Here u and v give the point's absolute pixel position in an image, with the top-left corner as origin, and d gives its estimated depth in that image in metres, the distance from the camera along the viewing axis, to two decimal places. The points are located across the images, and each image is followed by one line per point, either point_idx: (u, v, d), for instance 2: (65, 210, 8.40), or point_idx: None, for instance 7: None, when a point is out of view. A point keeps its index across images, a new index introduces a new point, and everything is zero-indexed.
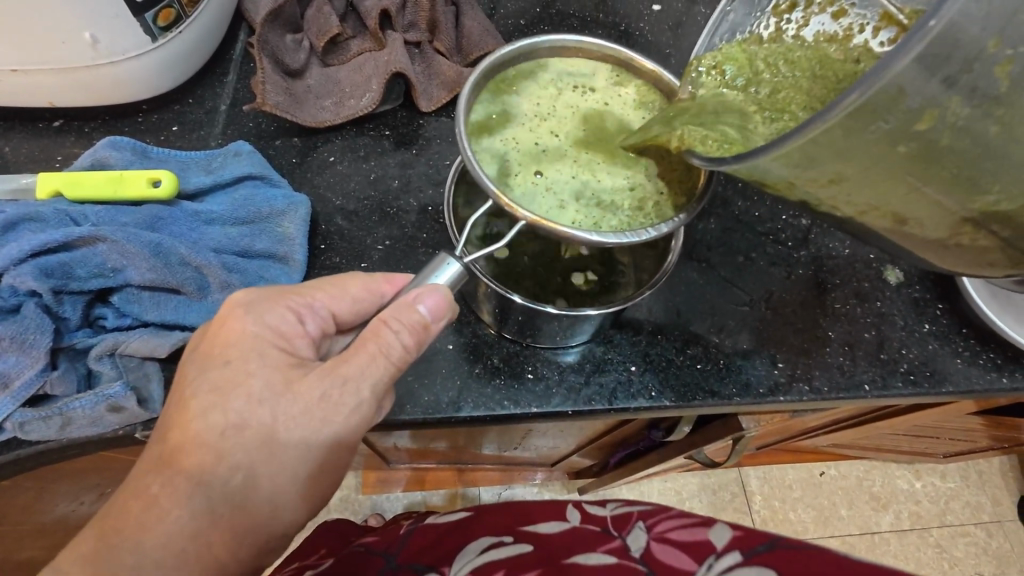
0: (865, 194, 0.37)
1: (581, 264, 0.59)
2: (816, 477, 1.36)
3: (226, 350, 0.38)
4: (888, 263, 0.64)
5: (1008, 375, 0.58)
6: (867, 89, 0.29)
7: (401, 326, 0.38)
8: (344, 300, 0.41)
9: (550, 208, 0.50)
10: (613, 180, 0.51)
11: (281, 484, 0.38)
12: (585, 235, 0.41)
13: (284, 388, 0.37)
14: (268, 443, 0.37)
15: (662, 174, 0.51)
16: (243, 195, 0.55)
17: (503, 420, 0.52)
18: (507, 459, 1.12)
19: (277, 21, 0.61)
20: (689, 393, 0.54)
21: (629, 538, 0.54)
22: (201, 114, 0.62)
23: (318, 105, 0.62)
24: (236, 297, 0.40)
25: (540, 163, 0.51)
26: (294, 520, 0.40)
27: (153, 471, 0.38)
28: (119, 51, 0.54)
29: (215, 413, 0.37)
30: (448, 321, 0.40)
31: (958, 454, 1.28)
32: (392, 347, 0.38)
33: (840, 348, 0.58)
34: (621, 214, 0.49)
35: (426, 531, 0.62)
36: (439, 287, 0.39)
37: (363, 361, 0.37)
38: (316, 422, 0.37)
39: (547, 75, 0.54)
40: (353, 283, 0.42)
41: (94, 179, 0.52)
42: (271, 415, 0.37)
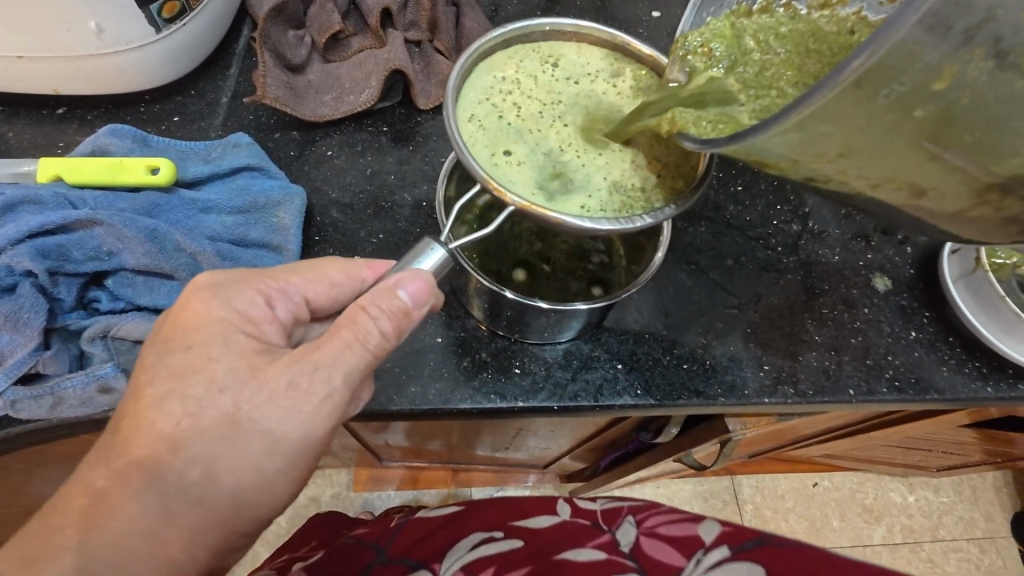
0: (876, 167, 0.36)
1: (570, 265, 0.60)
2: (808, 487, 1.36)
3: (188, 336, 0.37)
4: (877, 270, 0.64)
5: (993, 384, 0.59)
6: (871, 55, 0.29)
7: (380, 312, 0.37)
8: (321, 285, 0.42)
9: (538, 190, 0.49)
10: (604, 167, 0.51)
11: (244, 478, 0.37)
12: (574, 220, 0.41)
13: (249, 375, 0.37)
14: (228, 435, 0.36)
15: (655, 166, 0.51)
16: (241, 185, 0.56)
17: (489, 414, 0.53)
18: (499, 460, 1.12)
19: (280, 17, 0.62)
20: (674, 392, 0.55)
21: (618, 533, 0.55)
22: (202, 105, 0.63)
23: (318, 100, 0.63)
24: (200, 279, 0.39)
25: (531, 149, 0.51)
26: (261, 515, 0.39)
27: (101, 466, 0.36)
28: (123, 41, 0.55)
29: (172, 403, 0.36)
30: (429, 308, 0.39)
31: (951, 468, 1.28)
32: (370, 334, 0.37)
33: (825, 352, 0.59)
34: (610, 201, 0.50)
35: (416, 524, 0.61)
36: (422, 272, 0.39)
37: (337, 347, 0.37)
38: (282, 411, 0.36)
39: (543, 60, 0.54)
40: (331, 267, 0.42)
41: (93, 165, 0.53)
42: (233, 403, 0.36)
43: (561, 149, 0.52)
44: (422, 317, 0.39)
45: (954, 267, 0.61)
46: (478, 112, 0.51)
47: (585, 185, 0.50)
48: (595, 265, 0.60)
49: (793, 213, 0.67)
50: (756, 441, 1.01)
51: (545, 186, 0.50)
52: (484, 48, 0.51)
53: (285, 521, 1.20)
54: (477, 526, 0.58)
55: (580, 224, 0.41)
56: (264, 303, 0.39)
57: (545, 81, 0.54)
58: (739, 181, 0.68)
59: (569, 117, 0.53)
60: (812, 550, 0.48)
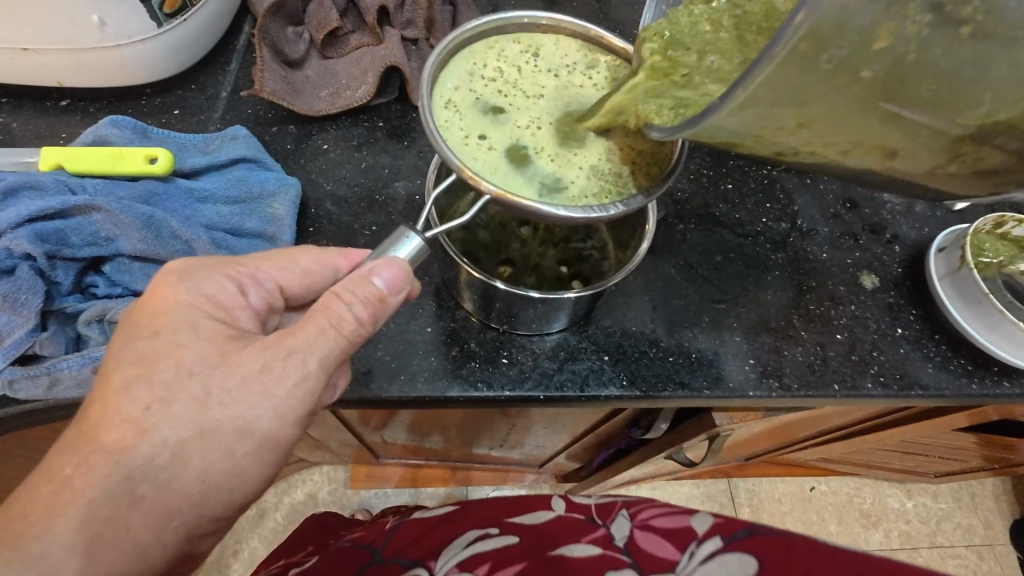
0: (834, 133, 0.39)
1: (555, 256, 0.61)
2: (806, 492, 1.35)
3: (156, 321, 0.38)
4: (865, 268, 0.65)
5: (978, 381, 0.59)
6: (810, 11, 0.29)
7: (355, 298, 0.38)
8: (292, 271, 0.42)
9: (513, 179, 0.50)
10: (577, 155, 0.52)
11: (214, 463, 0.37)
12: (547, 208, 0.42)
13: (219, 359, 0.37)
14: (196, 421, 0.36)
15: (634, 154, 0.52)
16: (237, 177, 0.57)
17: (475, 403, 0.54)
18: (495, 458, 1.13)
19: (280, 13, 0.63)
20: (659, 384, 0.56)
21: (613, 526, 0.55)
22: (202, 99, 0.64)
23: (314, 95, 0.64)
24: (170, 266, 0.40)
25: (511, 139, 0.52)
26: (233, 501, 0.39)
27: (69, 451, 0.36)
28: (125, 35, 0.57)
29: (139, 387, 0.36)
30: (404, 295, 0.41)
31: (949, 474, 1.27)
32: (343, 321, 0.38)
33: (811, 347, 0.60)
34: (585, 189, 0.50)
35: (413, 526, 0.62)
36: (397, 260, 0.40)
37: (311, 333, 0.38)
38: (254, 396, 0.37)
39: (518, 51, 0.55)
40: (302, 254, 0.43)
41: (94, 154, 0.54)
42: (204, 388, 0.36)
43: (540, 139, 0.52)
44: (397, 304, 0.40)
45: (940, 266, 0.61)
46: (454, 102, 0.52)
47: (563, 174, 0.51)
48: (583, 259, 0.61)
49: (781, 210, 0.68)
50: (749, 442, 1.01)
51: (520, 175, 0.50)
52: (460, 41, 0.53)
53: (282, 517, 1.20)
54: (473, 525, 0.58)
55: (555, 214, 0.42)
56: (235, 289, 0.40)
57: (525, 73, 0.55)
58: (728, 179, 0.69)
59: (544, 108, 0.54)
60: (801, 541, 0.48)
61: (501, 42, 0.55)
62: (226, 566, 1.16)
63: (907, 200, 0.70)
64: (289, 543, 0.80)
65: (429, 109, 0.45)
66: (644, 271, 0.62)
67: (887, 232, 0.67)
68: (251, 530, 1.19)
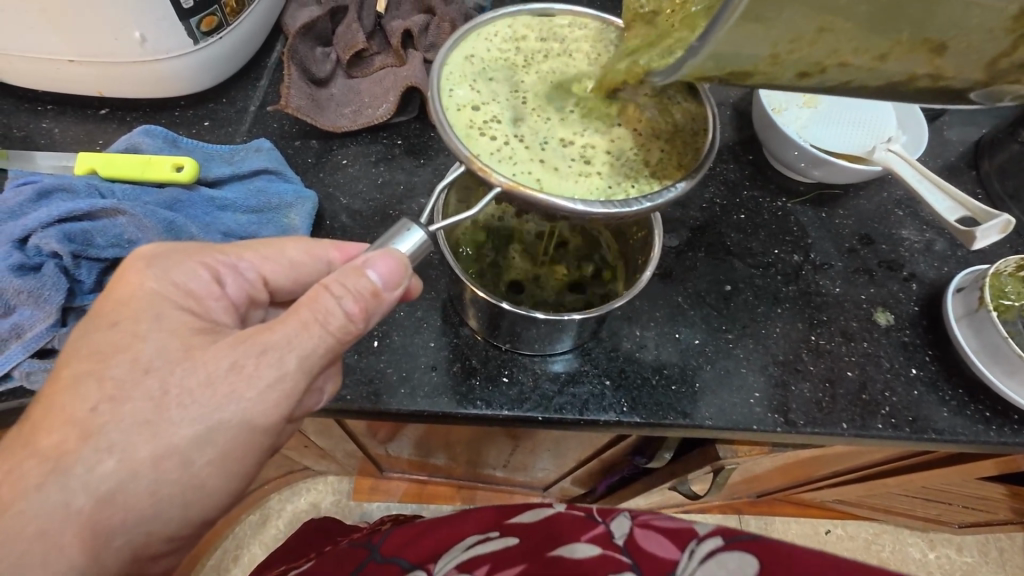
0: (866, 33, 0.39)
1: (568, 265, 0.63)
2: (821, 535, 1.30)
3: (118, 313, 0.38)
4: (880, 305, 0.64)
5: (997, 429, 0.57)
6: None
7: (345, 292, 0.39)
8: (278, 261, 0.44)
9: (532, 165, 0.48)
10: (599, 142, 0.50)
11: (168, 470, 0.36)
12: (565, 202, 0.42)
13: (183, 354, 0.37)
14: (151, 424, 0.35)
15: (662, 145, 0.50)
16: (258, 187, 0.60)
17: (473, 421, 0.54)
18: (501, 479, 1.12)
19: (310, 34, 0.67)
20: (660, 412, 0.55)
21: (612, 525, 0.54)
22: (231, 112, 0.67)
23: (337, 112, 0.66)
24: (140, 251, 0.41)
25: (528, 126, 0.50)
26: (189, 518, 0.38)
27: (6, 455, 0.36)
28: (163, 50, 0.60)
29: (88, 384, 0.36)
30: (401, 290, 0.40)
31: (974, 525, 1.21)
32: (331, 315, 0.38)
33: (820, 383, 0.58)
34: (608, 176, 0.48)
35: (408, 525, 0.60)
36: (395, 252, 0.40)
37: (293, 328, 0.37)
38: (220, 397, 0.36)
39: (540, 38, 0.55)
40: (291, 246, 0.45)
41: (126, 160, 0.57)
42: (162, 387, 0.36)
43: (560, 124, 0.51)
44: (394, 298, 0.40)
45: (958, 307, 0.60)
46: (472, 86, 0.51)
47: (581, 162, 0.49)
48: (596, 276, 0.62)
49: (795, 243, 0.67)
50: (760, 478, 0.98)
51: (540, 162, 0.48)
52: (470, 30, 0.53)
53: (284, 525, 1.21)
54: (473, 527, 0.56)
55: (573, 207, 0.42)
56: (208, 276, 0.41)
57: (545, 59, 0.54)
58: (742, 210, 0.69)
59: (566, 93, 0.52)
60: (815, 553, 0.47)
61: (522, 31, 0.55)
62: (226, 569, 1.17)
63: (928, 239, 0.68)
64: (285, 547, 0.80)
65: (441, 105, 0.47)
66: (651, 294, 0.62)
67: (904, 269, 0.66)
68: (253, 536, 1.19)
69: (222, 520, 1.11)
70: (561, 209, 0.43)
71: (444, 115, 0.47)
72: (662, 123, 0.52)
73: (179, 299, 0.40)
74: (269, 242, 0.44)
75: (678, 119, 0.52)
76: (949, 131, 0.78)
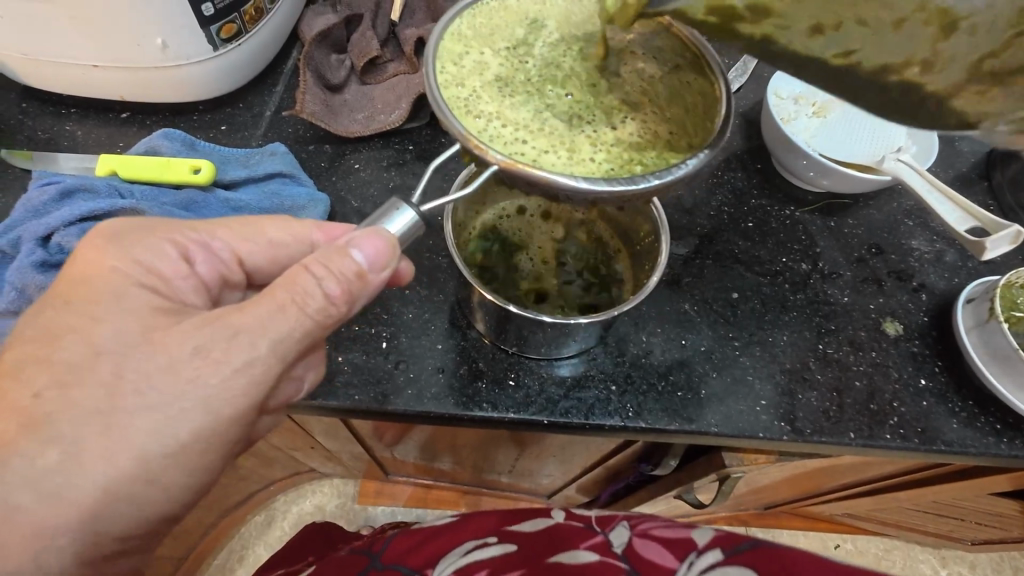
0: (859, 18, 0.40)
1: (573, 265, 0.64)
2: (829, 549, 1.29)
3: (75, 292, 0.39)
4: (888, 314, 0.63)
5: (1008, 441, 0.56)
6: None
7: (327, 273, 0.39)
8: (254, 241, 0.46)
9: (529, 146, 0.48)
10: (599, 125, 0.51)
11: (122, 464, 0.36)
12: (568, 180, 0.42)
13: (141, 338, 0.37)
14: (102, 412, 0.36)
15: (671, 128, 0.52)
16: (272, 189, 0.61)
17: (479, 422, 0.54)
18: (504, 485, 1.12)
19: (325, 42, 0.69)
20: (666, 418, 0.55)
21: (612, 534, 0.54)
22: (247, 117, 0.69)
23: (350, 117, 0.67)
24: (106, 229, 0.41)
25: (524, 107, 0.50)
26: (144, 516, 0.38)
27: None
28: (184, 56, 0.61)
29: (40, 374, 0.37)
30: (387, 273, 0.41)
31: (987, 542, 1.19)
32: (309, 297, 0.39)
33: (827, 392, 0.58)
34: (607, 159, 0.49)
35: (410, 532, 0.60)
36: (383, 233, 0.41)
37: (270, 309, 0.38)
38: (179, 384, 0.37)
39: (531, 17, 0.55)
40: (269, 225, 0.46)
41: (145, 162, 0.59)
42: (115, 371, 0.36)
43: (557, 107, 0.51)
44: (381, 280, 0.41)
45: (968, 317, 0.59)
46: (462, 65, 0.51)
47: (582, 147, 0.49)
48: (598, 274, 0.63)
49: (803, 251, 0.67)
50: (769, 488, 0.98)
51: (540, 143, 0.49)
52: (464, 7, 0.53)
53: (289, 527, 1.22)
54: (472, 534, 0.56)
55: (575, 186, 0.42)
56: (176, 254, 0.42)
57: (535, 38, 0.54)
58: (750, 218, 0.69)
59: (559, 74, 0.52)
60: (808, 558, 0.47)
61: (511, 8, 0.54)
62: (232, 569, 1.17)
63: (937, 249, 0.68)
64: (285, 549, 0.81)
65: (432, 80, 0.47)
66: (656, 300, 0.62)
67: (914, 279, 0.66)
68: (259, 537, 1.20)
69: (226, 519, 1.12)
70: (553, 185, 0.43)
71: (436, 90, 0.47)
72: (671, 108, 0.53)
73: (139, 275, 0.40)
74: (244, 222, 0.46)
75: (688, 102, 0.53)
76: (961, 143, 0.78)
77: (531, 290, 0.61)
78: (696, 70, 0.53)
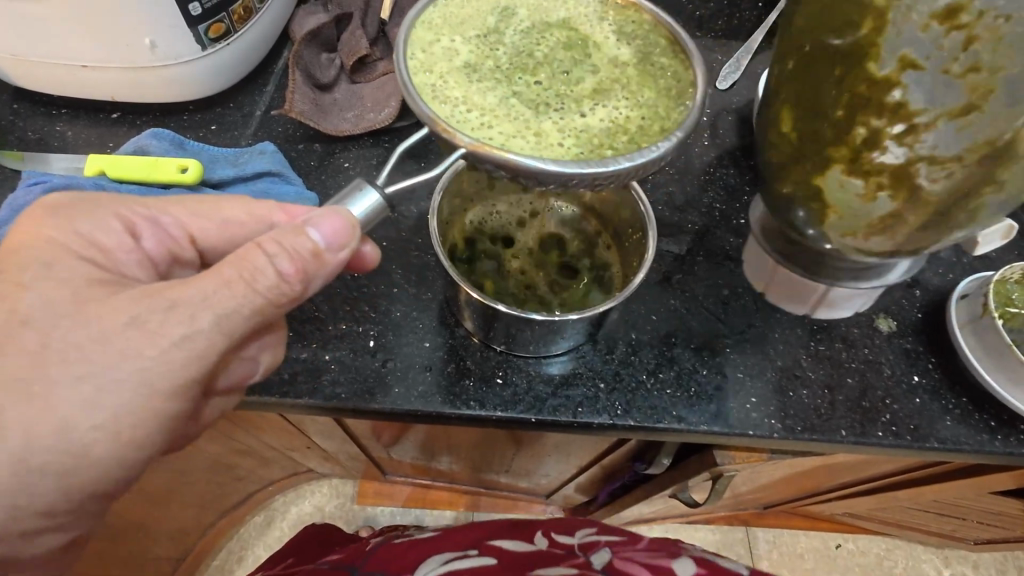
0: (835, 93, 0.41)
1: (557, 262, 0.63)
2: (831, 549, 1.28)
3: (8, 259, 0.39)
4: (881, 311, 0.63)
5: (1003, 438, 0.56)
6: None
7: (280, 251, 0.39)
8: (208, 220, 0.45)
9: (495, 131, 0.48)
10: (567, 113, 0.50)
11: (41, 435, 0.36)
12: (533, 161, 0.41)
13: (70, 309, 0.37)
14: (24, 380, 0.36)
15: (642, 113, 0.50)
16: (261, 189, 0.61)
17: (467, 421, 0.54)
18: (499, 484, 1.12)
19: (315, 41, 0.69)
20: (654, 415, 0.55)
21: (594, 558, 0.55)
22: (238, 117, 0.69)
23: (340, 116, 0.67)
24: (49, 202, 0.41)
25: (493, 93, 0.50)
26: (70, 485, 0.38)
27: None
28: (173, 56, 0.62)
29: None
30: (345, 252, 0.41)
31: (990, 542, 1.18)
32: (258, 274, 0.38)
33: (818, 389, 0.58)
34: (574, 145, 0.48)
35: (391, 549, 0.60)
36: (340, 212, 0.41)
37: (214, 284, 0.38)
38: (109, 356, 0.36)
39: (504, 7, 0.55)
40: (225, 202, 0.45)
41: (133, 162, 0.59)
42: (41, 341, 0.36)
43: (527, 94, 0.50)
44: (338, 260, 0.41)
45: (962, 313, 0.59)
46: (431, 51, 0.51)
47: (549, 133, 0.48)
48: (584, 273, 0.62)
49: None
50: (767, 488, 0.97)
51: (506, 128, 0.48)
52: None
53: (288, 528, 1.22)
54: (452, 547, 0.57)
55: (537, 166, 0.41)
56: (121, 228, 0.42)
57: (507, 28, 0.54)
58: (742, 215, 0.69)
59: (530, 62, 0.52)
60: None
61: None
62: (231, 571, 1.18)
63: None
64: (283, 549, 0.81)
65: (401, 62, 0.48)
66: (645, 297, 0.62)
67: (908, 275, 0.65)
68: (258, 537, 1.21)
69: (226, 520, 1.13)
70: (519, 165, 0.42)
71: (403, 71, 0.47)
72: (643, 92, 0.51)
73: (80, 249, 0.40)
74: (201, 200, 0.45)
75: (660, 85, 0.51)
76: None
77: (518, 291, 0.60)
78: (669, 50, 0.53)
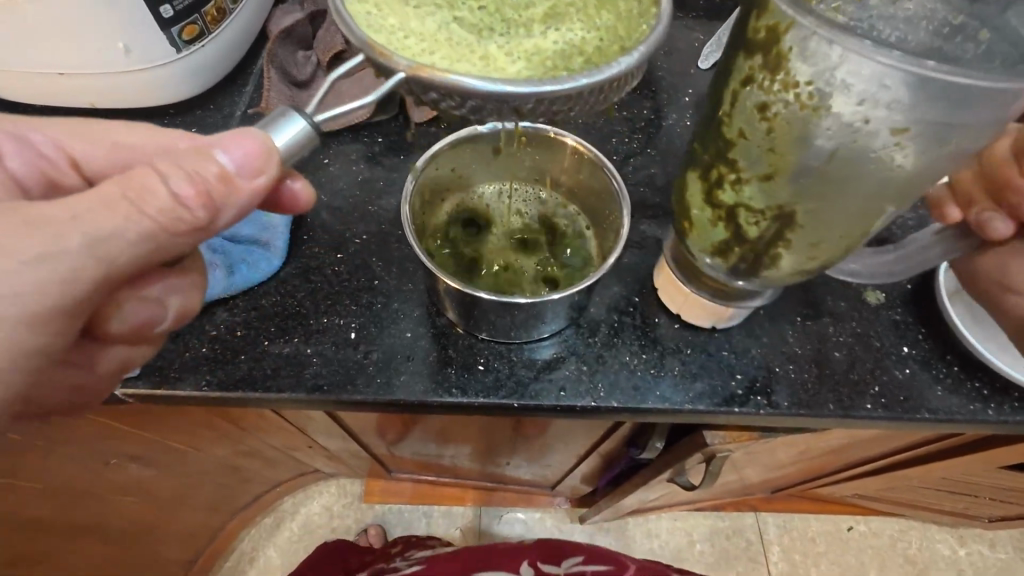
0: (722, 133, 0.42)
1: (535, 244, 0.63)
2: (843, 532, 1.26)
3: None
4: (869, 283, 0.61)
5: (995, 407, 0.55)
6: None
7: (177, 171, 0.37)
8: (89, 143, 0.44)
9: (446, 60, 0.46)
10: (519, 38, 0.50)
11: None
12: (481, 80, 0.38)
13: None
14: None
15: (599, 35, 0.50)
16: None
17: (450, 408, 0.54)
18: (500, 476, 1.12)
19: (290, 39, 0.69)
20: (638, 396, 0.55)
21: None
22: (218, 118, 0.70)
23: (318, 112, 0.67)
24: None
25: (439, 26, 0.49)
26: None
27: None
28: (147, 59, 0.62)
29: None
30: (257, 179, 0.38)
31: (1005, 519, 1.17)
32: (152, 195, 0.37)
33: (805, 364, 0.57)
34: (526, 66, 0.48)
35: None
36: (249, 130, 0.38)
37: (94, 201, 0.36)
38: None
39: None
40: (118, 128, 0.45)
41: None
42: None
43: (474, 26, 0.50)
44: (252, 186, 0.38)
45: (951, 282, 0.58)
46: None
47: (497, 57, 0.48)
48: (561, 250, 0.62)
49: None
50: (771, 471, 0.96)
51: (458, 60, 0.47)
52: None
53: (298, 528, 1.23)
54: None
55: (489, 84, 0.38)
56: None
57: None
58: None
59: None
60: None
61: None
62: (243, 572, 1.19)
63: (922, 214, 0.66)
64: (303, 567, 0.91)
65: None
66: (627, 279, 0.61)
67: None
68: (268, 539, 1.22)
69: (235, 522, 1.14)
70: (474, 95, 0.40)
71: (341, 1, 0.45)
72: (601, 15, 0.51)
73: None
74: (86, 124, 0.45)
75: (619, 8, 0.50)
76: None
77: (496, 274, 0.60)
78: None
